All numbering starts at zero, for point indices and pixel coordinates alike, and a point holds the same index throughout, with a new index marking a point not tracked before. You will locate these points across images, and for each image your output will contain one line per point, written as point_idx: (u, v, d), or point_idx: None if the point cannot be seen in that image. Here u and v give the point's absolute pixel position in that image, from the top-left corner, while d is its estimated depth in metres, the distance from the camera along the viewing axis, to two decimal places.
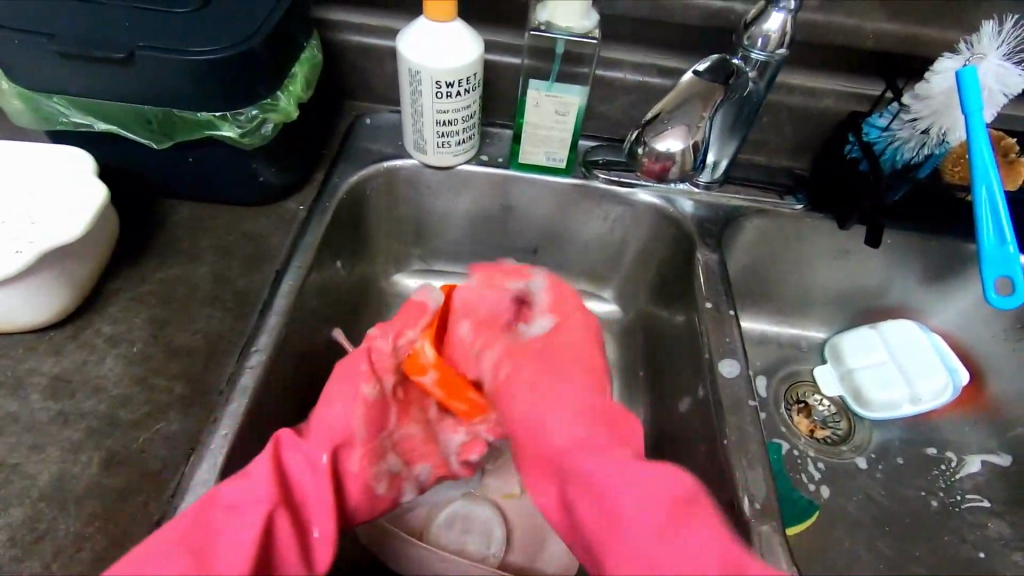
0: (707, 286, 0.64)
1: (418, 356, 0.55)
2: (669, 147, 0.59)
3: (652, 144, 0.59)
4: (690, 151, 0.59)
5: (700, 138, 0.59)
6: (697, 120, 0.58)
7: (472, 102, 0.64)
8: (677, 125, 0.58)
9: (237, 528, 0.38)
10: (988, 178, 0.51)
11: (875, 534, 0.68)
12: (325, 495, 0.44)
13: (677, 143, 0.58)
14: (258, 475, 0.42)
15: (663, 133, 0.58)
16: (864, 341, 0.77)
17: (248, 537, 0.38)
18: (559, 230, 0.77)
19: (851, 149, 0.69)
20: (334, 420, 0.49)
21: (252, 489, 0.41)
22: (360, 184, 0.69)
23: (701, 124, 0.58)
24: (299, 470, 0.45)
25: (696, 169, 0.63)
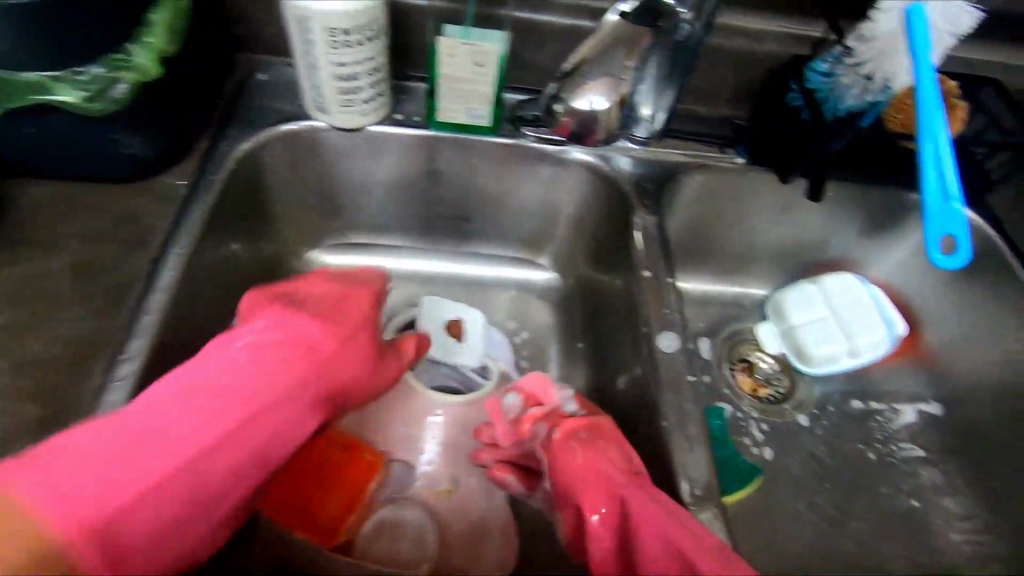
0: (644, 253, 0.60)
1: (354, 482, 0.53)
2: (590, 104, 0.58)
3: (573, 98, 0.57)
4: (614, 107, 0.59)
5: (624, 92, 0.57)
6: (620, 71, 0.56)
7: (376, 53, 0.56)
8: (602, 75, 0.56)
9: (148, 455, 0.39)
10: (934, 131, 0.46)
11: (815, 490, 0.68)
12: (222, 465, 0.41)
13: (599, 99, 0.57)
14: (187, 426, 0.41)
15: (582, 90, 0.57)
16: (806, 298, 0.76)
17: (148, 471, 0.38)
18: (488, 194, 0.70)
19: (794, 97, 0.64)
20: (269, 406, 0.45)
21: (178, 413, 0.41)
22: (255, 151, 0.60)
23: (624, 76, 0.56)
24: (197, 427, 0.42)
25: (624, 126, 0.64)
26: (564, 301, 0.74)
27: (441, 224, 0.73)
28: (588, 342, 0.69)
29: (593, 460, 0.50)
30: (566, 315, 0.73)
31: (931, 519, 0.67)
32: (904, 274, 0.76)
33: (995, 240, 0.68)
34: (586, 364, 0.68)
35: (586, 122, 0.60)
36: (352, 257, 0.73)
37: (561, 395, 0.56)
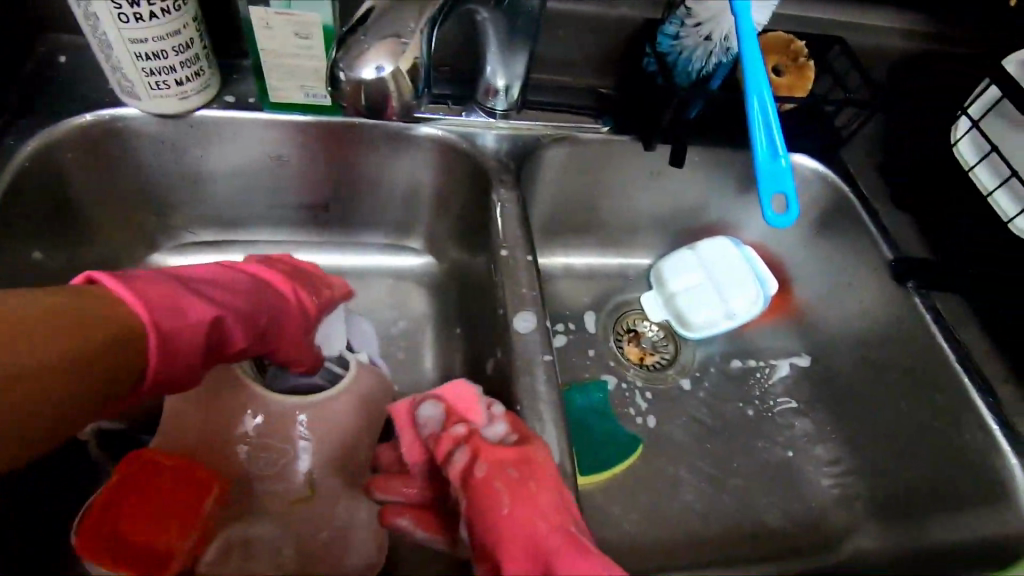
0: (503, 231, 0.57)
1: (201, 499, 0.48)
2: (372, 72, 0.45)
3: (352, 71, 0.45)
4: (404, 75, 0.46)
5: (412, 62, 0.46)
6: (409, 34, 0.44)
7: (183, 28, 0.50)
8: (378, 37, 0.44)
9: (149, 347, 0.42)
10: (759, 85, 0.45)
11: (697, 453, 0.69)
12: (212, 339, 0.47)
13: (385, 65, 0.45)
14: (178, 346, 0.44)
15: (362, 54, 0.44)
16: (684, 264, 0.77)
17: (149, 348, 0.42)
18: (346, 178, 0.65)
19: (648, 62, 0.64)
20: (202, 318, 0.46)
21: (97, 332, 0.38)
22: (54, 146, 0.53)
23: (412, 40, 0.45)
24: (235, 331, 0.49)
25: (420, 96, 0.51)
26: (441, 286, 0.71)
27: (301, 215, 0.68)
28: (464, 328, 0.66)
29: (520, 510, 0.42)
30: (442, 301, 0.70)
31: (804, 468, 0.70)
32: (773, 234, 0.78)
33: (848, 196, 0.71)
34: (462, 350, 0.65)
35: (379, 98, 0.47)
36: (203, 256, 0.67)
37: (488, 411, 0.48)
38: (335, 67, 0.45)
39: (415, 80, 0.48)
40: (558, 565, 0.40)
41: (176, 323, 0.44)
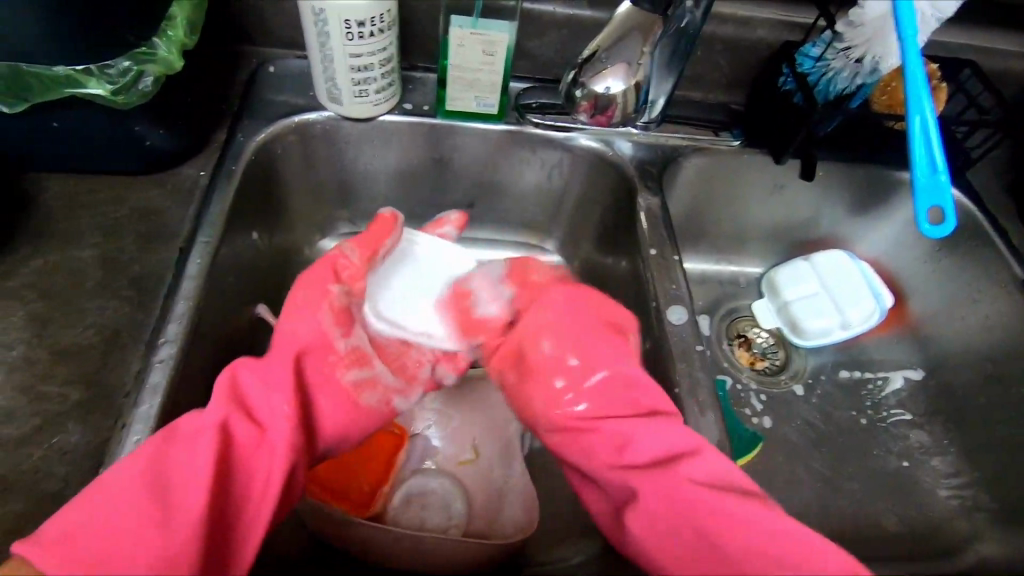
0: (649, 232, 0.63)
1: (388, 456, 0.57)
2: (609, 87, 0.58)
3: (587, 85, 0.58)
4: (631, 91, 0.58)
5: (642, 76, 0.58)
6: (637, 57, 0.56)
7: (390, 44, 0.58)
8: (614, 63, 0.56)
9: (190, 453, 0.40)
10: (922, 105, 0.48)
11: (812, 455, 0.72)
12: (273, 397, 0.46)
13: (618, 83, 0.57)
14: (199, 447, 0.41)
15: (603, 72, 0.57)
16: (799, 273, 0.80)
17: (207, 454, 0.40)
18: (496, 180, 0.72)
19: (785, 81, 0.68)
20: (253, 385, 0.47)
21: (179, 460, 0.40)
22: (269, 144, 0.62)
23: (641, 61, 0.57)
24: (266, 410, 0.46)
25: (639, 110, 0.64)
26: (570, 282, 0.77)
27: (448, 211, 0.76)
28: None
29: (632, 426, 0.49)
30: None
31: (919, 477, 0.71)
32: (890, 248, 0.80)
33: (975, 213, 0.72)
34: None
35: (605, 106, 0.59)
36: None
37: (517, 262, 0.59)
38: (570, 87, 0.60)
39: (638, 93, 0.59)
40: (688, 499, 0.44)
41: (177, 448, 0.41)
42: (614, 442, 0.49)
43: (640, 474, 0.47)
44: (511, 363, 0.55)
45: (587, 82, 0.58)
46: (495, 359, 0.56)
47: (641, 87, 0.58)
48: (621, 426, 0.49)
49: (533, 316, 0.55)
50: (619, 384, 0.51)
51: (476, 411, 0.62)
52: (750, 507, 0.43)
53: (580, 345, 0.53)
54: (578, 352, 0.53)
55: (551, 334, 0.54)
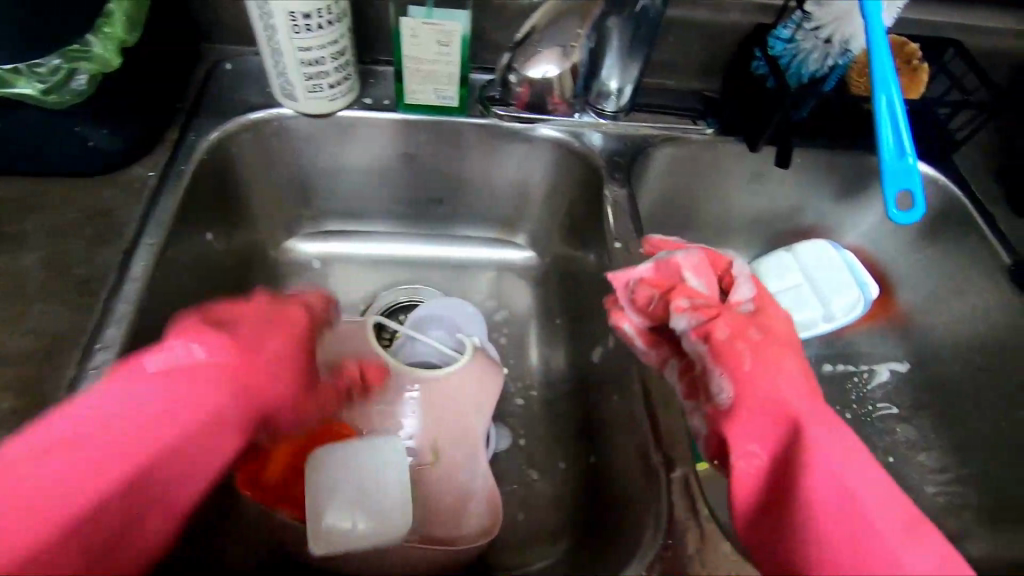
0: (616, 224, 0.61)
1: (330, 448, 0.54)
2: (544, 71, 0.60)
3: (524, 68, 0.60)
4: (567, 76, 0.62)
5: (576, 60, 0.60)
6: (572, 40, 0.58)
7: (341, 36, 0.56)
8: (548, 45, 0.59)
9: (51, 469, 0.35)
10: (887, 86, 0.46)
11: None
12: (171, 412, 0.40)
13: (553, 67, 0.60)
14: (60, 466, 0.35)
15: (535, 57, 0.59)
16: (782, 264, 0.77)
17: (64, 486, 0.35)
18: (463, 175, 0.71)
19: (758, 65, 0.66)
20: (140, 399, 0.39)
21: (57, 467, 0.35)
22: (224, 143, 0.60)
23: (576, 44, 0.59)
24: (173, 431, 0.39)
25: (578, 95, 0.66)
26: (543, 278, 0.75)
27: (416, 208, 0.74)
28: (566, 317, 0.70)
29: (823, 433, 0.42)
30: (545, 293, 0.74)
31: (907, 473, 0.68)
32: (874, 237, 0.77)
33: (960, 199, 0.69)
34: (566, 338, 0.69)
35: (541, 90, 0.63)
36: (332, 245, 0.74)
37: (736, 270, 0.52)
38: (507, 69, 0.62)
39: (574, 79, 0.63)
40: (865, 495, 0.39)
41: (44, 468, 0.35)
42: (833, 495, 0.40)
43: (832, 531, 0.39)
44: (750, 326, 0.47)
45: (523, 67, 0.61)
46: (719, 341, 0.46)
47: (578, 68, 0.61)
48: (844, 474, 0.40)
49: (783, 320, 0.49)
50: (790, 365, 0.46)
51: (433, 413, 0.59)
52: (925, 532, 0.38)
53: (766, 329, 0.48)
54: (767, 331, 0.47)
55: (733, 322, 0.47)
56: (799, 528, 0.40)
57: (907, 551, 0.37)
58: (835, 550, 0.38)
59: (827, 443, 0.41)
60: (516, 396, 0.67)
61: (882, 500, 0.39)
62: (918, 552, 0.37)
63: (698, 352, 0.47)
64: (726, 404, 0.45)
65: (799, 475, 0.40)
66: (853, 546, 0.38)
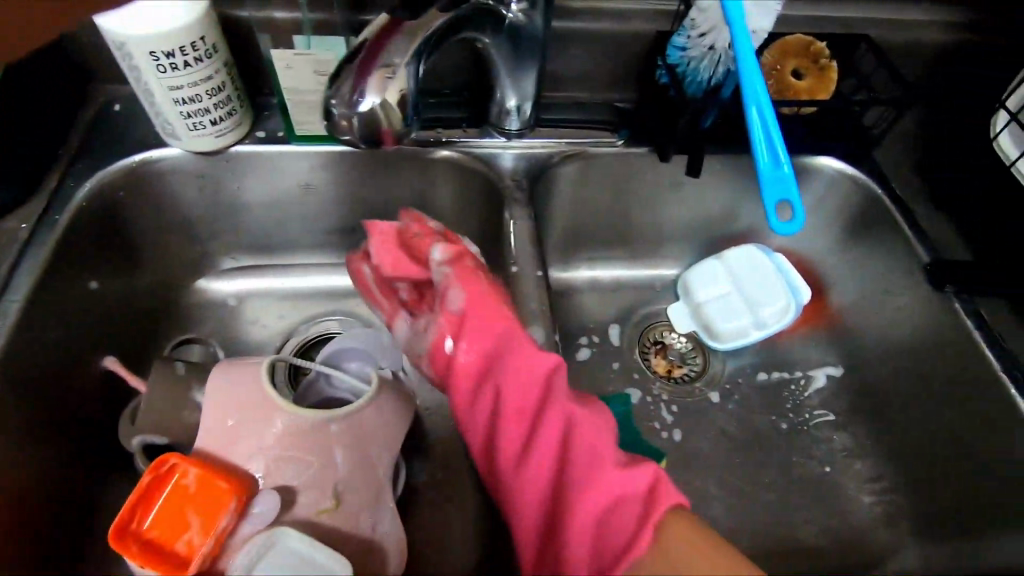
0: (516, 245, 0.60)
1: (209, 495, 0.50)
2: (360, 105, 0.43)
3: (346, 105, 0.42)
4: (394, 106, 0.43)
5: (404, 92, 0.44)
6: (393, 72, 0.42)
7: (214, 72, 0.54)
8: (367, 74, 0.41)
9: None
10: (756, 95, 0.44)
11: (726, 467, 0.67)
12: None
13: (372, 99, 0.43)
14: None
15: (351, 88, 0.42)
16: (710, 272, 0.75)
17: None
18: (369, 201, 0.68)
19: (660, 74, 0.64)
20: None
21: None
22: (107, 188, 0.59)
23: (398, 74, 0.43)
24: None
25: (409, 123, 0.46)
26: None
27: (328, 237, 0.72)
28: None
29: (512, 356, 0.50)
30: None
31: (841, 481, 0.66)
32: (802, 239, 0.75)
33: (881, 195, 0.68)
34: None
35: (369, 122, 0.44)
36: (243, 280, 0.71)
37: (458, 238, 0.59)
38: (328, 103, 0.43)
39: (405, 106, 0.44)
40: (504, 422, 0.48)
41: None
42: (519, 400, 0.49)
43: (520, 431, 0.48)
44: (468, 266, 0.55)
45: (346, 102, 0.43)
46: (460, 266, 0.55)
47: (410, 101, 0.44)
48: (534, 379, 0.49)
49: (477, 274, 0.54)
50: (498, 313, 0.51)
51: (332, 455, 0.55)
52: (556, 430, 0.47)
53: (463, 277, 0.54)
54: (458, 272, 0.54)
55: (461, 270, 0.54)
56: (492, 428, 0.49)
57: (584, 437, 0.47)
58: (513, 445, 0.48)
59: (509, 367, 0.49)
60: (434, 427, 0.65)
61: (516, 429, 0.48)
62: (534, 472, 0.47)
63: (442, 274, 0.55)
64: (456, 316, 0.53)
65: (498, 387, 0.49)
66: (520, 443, 0.48)
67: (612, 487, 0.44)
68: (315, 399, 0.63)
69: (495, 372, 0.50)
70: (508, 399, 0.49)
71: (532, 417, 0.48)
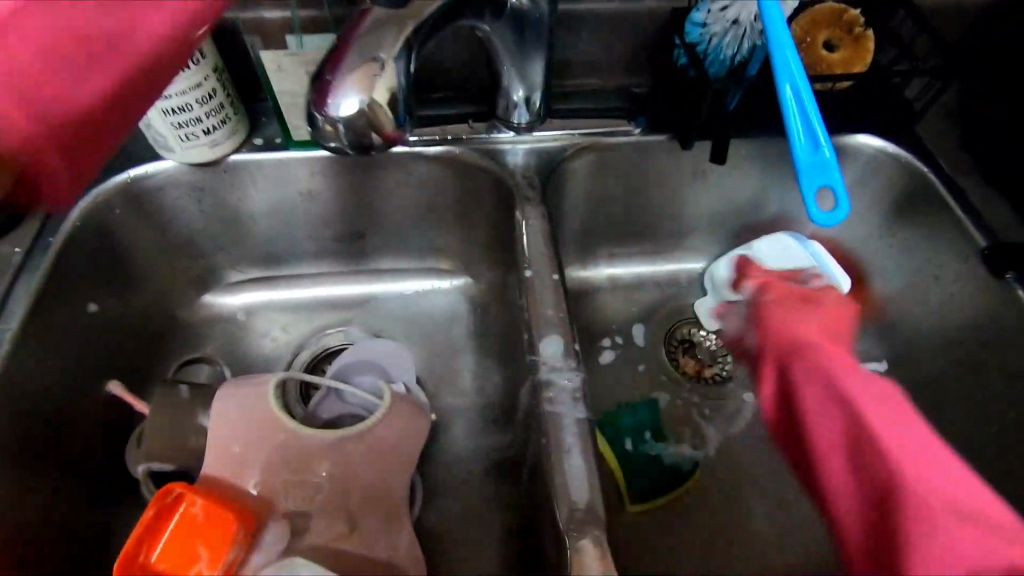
0: (530, 247, 0.56)
1: (216, 530, 0.47)
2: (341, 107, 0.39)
3: (329, 110, 0.39)
4: (383, 107, 0.40)
5: (394, 89, 0.40)
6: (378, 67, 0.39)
7: (203, 79, 0.51)
8: (348, 70, 0.38)
9: None
10: (789, 70, 0.39)
11: (765, 475, 0.63)
12: None
13: (351, 99, 0.39)
14: None
15: (334, 89, 0.39)
16: (738, 264, 0.68)
17: None
18: (376, 206, 0.65)
19: (678, 55, 0.59)
20: None
21: None
22: (101, 207, 0.56)
23: (383, 68, 0.39)
24: None
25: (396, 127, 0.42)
26: (477, 305, 0.69)
27: (335, 246, 0.68)
28: (502, 348, 0.65)
29: (800, 312, 0.46)
30: (481, 322, 0.68)
31: None
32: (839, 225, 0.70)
33: (926, 173, 0.62)
34: (501, 369, 0.64)
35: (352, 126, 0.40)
36: (250, 293, 0.69)
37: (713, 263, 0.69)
38: (311, 108, 0.40)
39: (395, 106, 0.41)
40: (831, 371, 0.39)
41: None
42: (828, 426, 0.38)
43: (835, 418, 0.38)
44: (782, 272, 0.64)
45: (329, 105, 0.39)
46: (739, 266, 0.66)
47: (400, 102, 0.40)
48: (856, 395, 0.37)
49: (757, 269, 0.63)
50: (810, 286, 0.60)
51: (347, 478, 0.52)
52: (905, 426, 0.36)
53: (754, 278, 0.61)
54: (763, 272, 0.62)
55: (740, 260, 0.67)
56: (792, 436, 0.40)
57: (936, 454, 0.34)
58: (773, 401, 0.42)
59: (803, 319, 0.45)
60: (452, 441, 0.62)
61: (833, 426, 0.38)
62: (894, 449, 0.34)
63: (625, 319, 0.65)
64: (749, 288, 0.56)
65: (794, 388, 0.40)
66: (828, 443, 0.38)
67: (933, 468, 0.33)
68: (326, 418, 0.60)
69: (804, 376, 0.40)
70: (812, 390, 0.39)
71: (865, 423, 0.36)
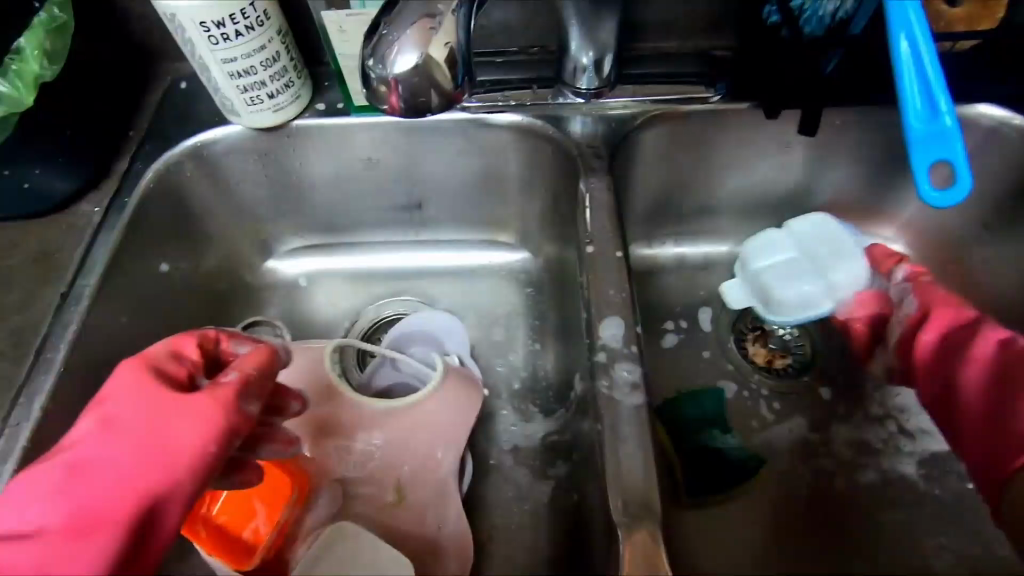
0: (593, 223, 0.53)
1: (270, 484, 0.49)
2: (404, 62, 0.37)
3: (384, 64, 0.37)
4: (440, 64, 0.38)
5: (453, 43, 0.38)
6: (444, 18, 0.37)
7: (268, 41, 0.51)
8: (410, 22, 0.36)
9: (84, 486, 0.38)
10: (907, 21, 0.34)
11: (839, 478, 0.57)
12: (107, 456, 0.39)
13: (414, 53, 0.36)
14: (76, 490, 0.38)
15: (393, 43, 0.36)
16: (772, 238, 0.60)
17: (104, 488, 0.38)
18: (435, 177, 0.64)
19: (770, 12, 0.54)
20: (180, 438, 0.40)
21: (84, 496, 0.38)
22: (172, 170, 0.58)
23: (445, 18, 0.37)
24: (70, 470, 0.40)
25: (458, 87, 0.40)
26: (534, 282, 0.67)
27: (394, 215, 0.68)
28: (559, 327, 0.63)
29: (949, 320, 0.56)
30: (538, 298, 0.67)
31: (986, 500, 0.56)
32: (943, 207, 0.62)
33: None
34: (556, 349, 0.62)
35: (412, 87, 0.38)
36: (309, 261, 0.70)
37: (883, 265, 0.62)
38: (365, 64, 0.38)
39: (453, 65, 0.39)
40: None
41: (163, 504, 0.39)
42: (985, 381, 0.53)
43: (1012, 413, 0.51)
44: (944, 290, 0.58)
45: (384, 61, 0.37)
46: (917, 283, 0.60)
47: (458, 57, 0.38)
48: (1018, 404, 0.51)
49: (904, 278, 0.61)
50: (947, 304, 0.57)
51: (398, 447, 0.52)
52: None
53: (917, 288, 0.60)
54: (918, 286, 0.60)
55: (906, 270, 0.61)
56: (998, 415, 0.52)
57: None
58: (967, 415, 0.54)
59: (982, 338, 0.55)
60: (502, 419, 0.61)
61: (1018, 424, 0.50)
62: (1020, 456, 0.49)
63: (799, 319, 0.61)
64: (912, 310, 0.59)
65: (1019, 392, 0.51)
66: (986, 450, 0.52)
67: None
68: (378, 387, 0.60)
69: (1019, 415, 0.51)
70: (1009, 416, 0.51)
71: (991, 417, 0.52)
